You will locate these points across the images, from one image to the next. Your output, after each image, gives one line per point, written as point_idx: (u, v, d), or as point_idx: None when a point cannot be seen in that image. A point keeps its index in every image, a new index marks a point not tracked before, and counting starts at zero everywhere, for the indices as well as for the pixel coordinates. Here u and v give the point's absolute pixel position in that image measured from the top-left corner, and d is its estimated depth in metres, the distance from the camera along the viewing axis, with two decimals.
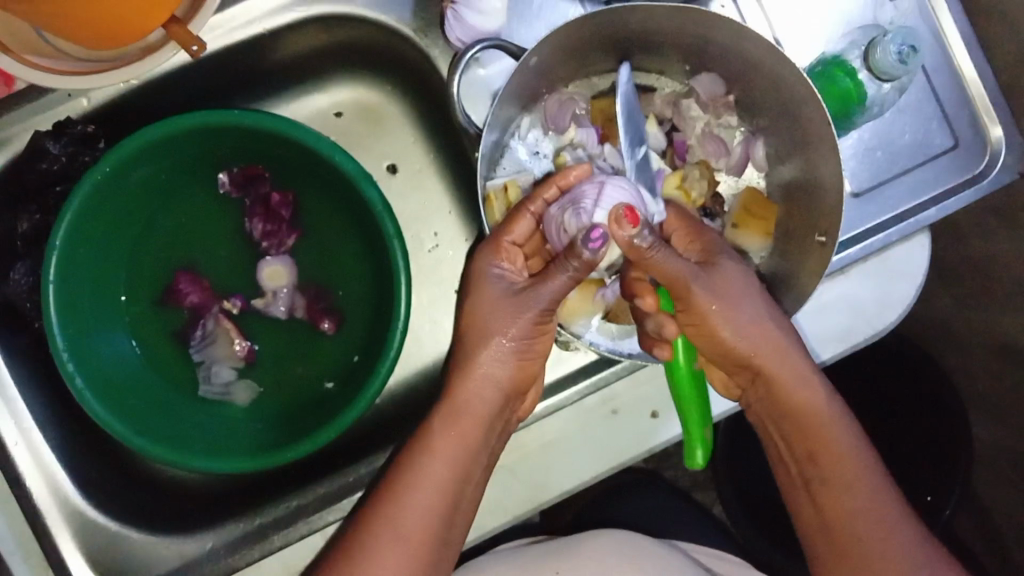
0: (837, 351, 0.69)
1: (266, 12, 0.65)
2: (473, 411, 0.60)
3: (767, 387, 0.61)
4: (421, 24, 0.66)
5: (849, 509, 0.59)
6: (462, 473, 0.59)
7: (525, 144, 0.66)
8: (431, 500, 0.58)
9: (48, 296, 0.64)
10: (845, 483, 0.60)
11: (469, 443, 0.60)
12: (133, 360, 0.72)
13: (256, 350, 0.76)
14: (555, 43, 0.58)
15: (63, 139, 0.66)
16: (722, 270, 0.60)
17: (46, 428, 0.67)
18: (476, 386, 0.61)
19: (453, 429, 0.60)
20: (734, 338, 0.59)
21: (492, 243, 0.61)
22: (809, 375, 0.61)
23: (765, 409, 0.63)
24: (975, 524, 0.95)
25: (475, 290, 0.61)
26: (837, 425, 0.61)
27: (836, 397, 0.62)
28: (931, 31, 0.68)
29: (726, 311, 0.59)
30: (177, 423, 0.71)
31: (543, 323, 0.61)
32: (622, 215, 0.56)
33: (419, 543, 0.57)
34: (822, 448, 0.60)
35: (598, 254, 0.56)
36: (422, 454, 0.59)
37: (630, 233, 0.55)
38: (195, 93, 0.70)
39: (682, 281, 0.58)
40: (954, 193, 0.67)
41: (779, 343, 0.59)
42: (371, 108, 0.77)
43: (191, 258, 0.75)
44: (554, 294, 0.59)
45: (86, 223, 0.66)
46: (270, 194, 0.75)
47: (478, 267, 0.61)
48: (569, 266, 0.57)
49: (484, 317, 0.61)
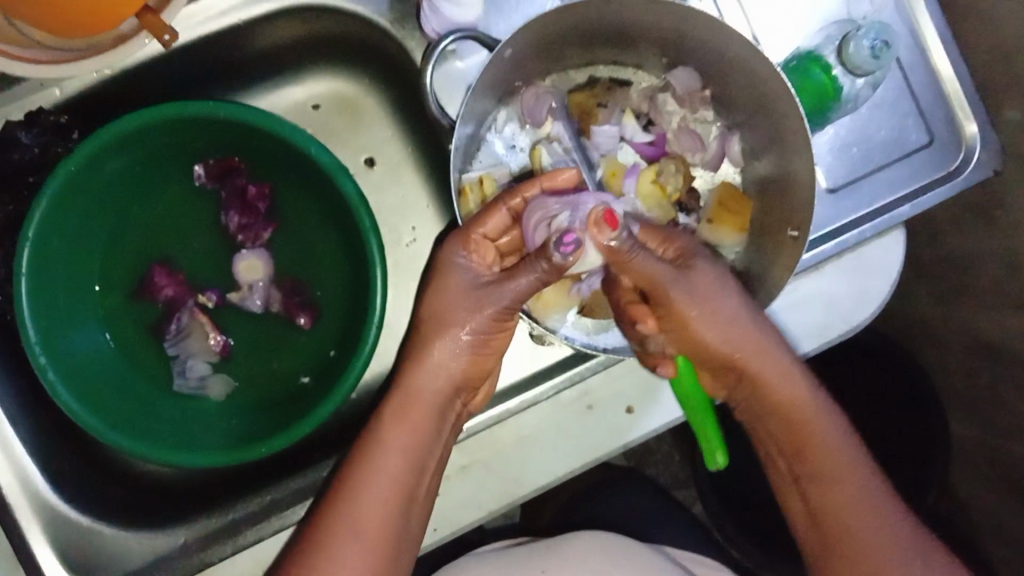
0: (820, 342, 0.69)
1: (242, 2, 0.64)
2: (423, 402, 0.60)
3: (752, 384, 0.61)
4: (398, 16, 0.66)
5: (841, 503, 0.59)
6: (417, 464, 0.59)
7: (502, 138, 0.66)
8: (385, 493, 0.58)
9: (19, 287, 0.63)
10: (834, 477, 0.60)
11: (423, 434, 0.60)
12: (107, 354, 0.72)
13: (232, 345, 0.76)
14: (530, 35, 0.58)
15: (36, 129, 0.65)
16: (698, 272, 0.59)
17: (17, 421, 0.66)
18: (427, 376, 0.60)
19: (405, 420, 0.59)
20: (714, 337, 0.59)
21: (461, 234, 0.60)
22: (793, 371, 0.61)
23: (750, 405, 0.63)
24: (953, 523, 0.95)
25: (436, 280, 0.60)
26: (823, 419, 0.61)
27: (819, 389, 0.62)
28: (908, 28, 0.68)
29: (703, 314, 0.59)
30: (149, 415, 0.70)
31: (504, 319, 0.60)
32: (601, 219, 0.57)
33: (375, 539, 0.57)
34: (807, 445, 0.60)
35: (568, 258, 0.57)
36: (376, 449, 0.59)
37: (608, 238, 0.57)
38: (171, 85, 0.70)
39: (660, 284, 0.59)
40: (929, 190, 0.68)
41: (759, 343, 0.60)
42: (349, 102, 0.76)
43: (166, 251, 0.74)
44: (518, 292, 0.59)
45: (59, 213, 0.65)
46: (247, 186, 0.74)
47: (445, 257, 0.60)
48: (539, 264, 0.57)
49: (443, 307, 0.60)
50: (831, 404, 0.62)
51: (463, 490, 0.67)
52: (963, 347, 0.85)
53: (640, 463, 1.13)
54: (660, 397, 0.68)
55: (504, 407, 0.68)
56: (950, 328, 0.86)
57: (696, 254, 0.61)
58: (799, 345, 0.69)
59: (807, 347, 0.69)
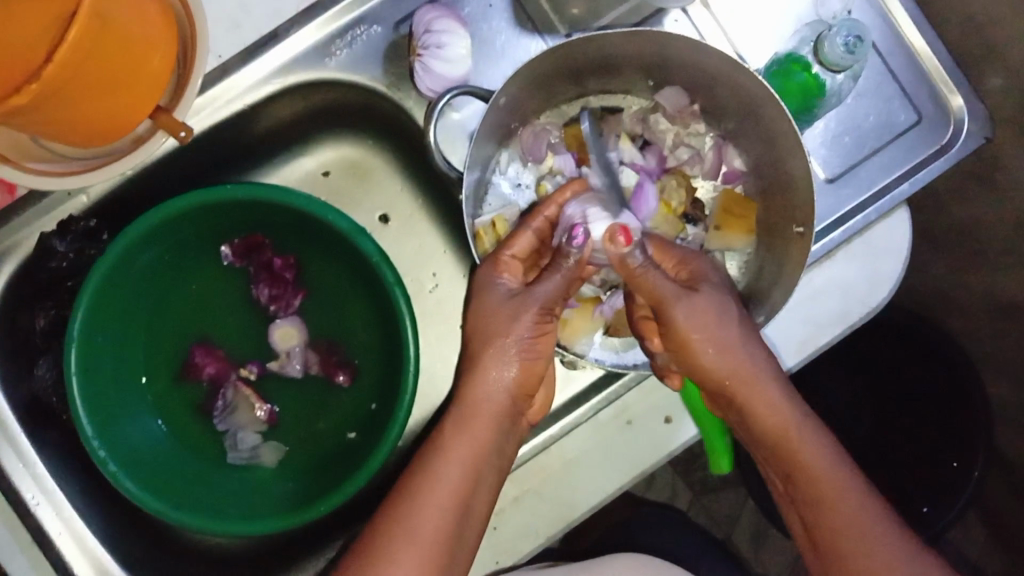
0: (803, 357, 0.71)
1: (247, 88, 0.68)
2: (486, 412, 0.63)
3: (744, 412, 0.61)
4: (393, 80, 0.70)
5: (833, 525, 0.57)
6: (473, 475, 0.61)
7: (507, 178, 0.70)
8: (444, 500, 0.59)
9: (72, 387, 0.66)
10: (823, 501, 0.58)
11: (483, 443, 0.62)
12: (160, 438, 0.75)
13: (278, 412, 0.78)
14: (520, 81, 0.61)
15: (69, 236, 0.69)
16: (704, 295, 0.61)
17: (88, 515, 0.69)
18: (485, 388, 0.63)
19: (465, 431, 0.62)
20: (712, 362, 0.61)
21: (491, 259, 0.64)
22: (780, 399, 0.60)
23: (746, 433, 0.63)
24: (1005, 484, 0.95)
25: (476, 302, 0.64)
26: (808, 439, 0.59)
27: (809, 414, 0.61)
28: (880, 14, 0.70)
29: (704, 338, 0.60)
30: (208, 494, 0.73)
31: (545, 322, 0.63)
32: (617, 233, 0.59)
33: (432, 545, 0.58)
34: (795, 466, 0.59)
35: (583, 248, 0.61)
36: (436, 457, 0.61)
37: (622, 250, 0.59)
38: (190, 176, 0.74)
39: (667, 306, 0.60)
40: (925, 166, 0.70)
41: (752, 370, 0.60)
42: (357, 164, 0.80)
43: (204, 332, 0.77)
44: (550, 293, 0.62)
45: (98, 312, 0.68)
46: (272, 259, 0.77)
47: (482, 279, 0.64)
48: (562, 265, 0.61)
49: (483, 322, 0.63)
50: (824, 429, 0.61)
51: (520, 520, 0.69)
52: (985, 308, 0.86)
53: (686, 467, 1.13)
54: None
55: (547, 435, 0.71)
56: (969, 292, 0.87)
57: (705, 277, 0.62)
58: (785, 362, 0.70)
59: (791, 363, 0.71)
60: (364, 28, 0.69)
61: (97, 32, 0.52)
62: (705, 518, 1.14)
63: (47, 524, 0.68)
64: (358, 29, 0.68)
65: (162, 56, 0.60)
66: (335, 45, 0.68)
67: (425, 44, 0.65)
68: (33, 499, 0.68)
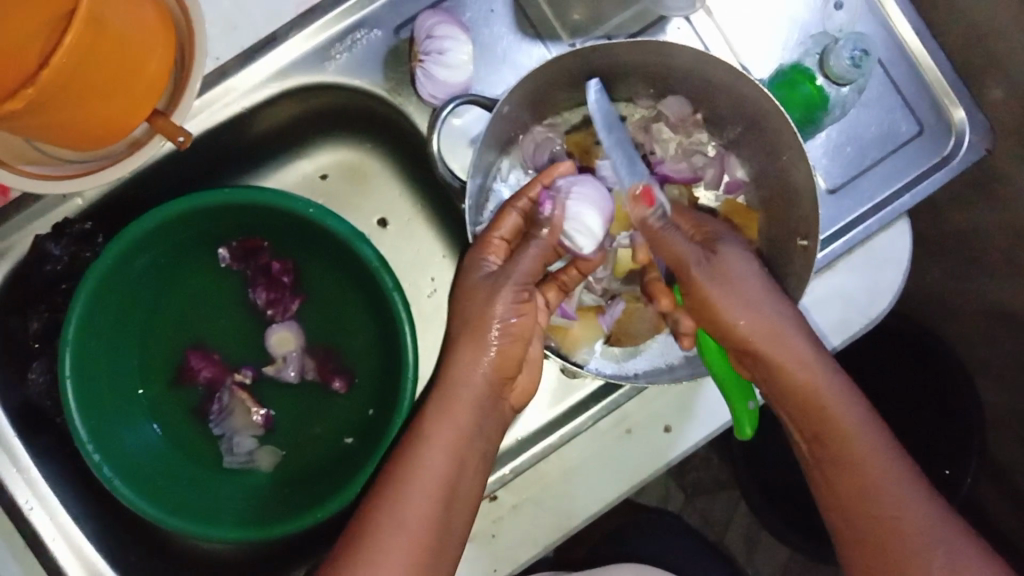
0: (846, 336, 0.70)
1: (244, 91, 0.67)
2: (469, 403, 0.62)
3: (769, 372, 0.60)
4: (393, 84, 0.69)
5: (861, 486, 0.57)
6: (455, 463, 0.60)
7: (507, 185, 0.70)
8: (442, 502, 0.59)
9: (67, 391, 0.65)
10: (855, 461, 0.57)
11: (466, 433, 0.61)
12: (156, 444, 0.74)
13: (274, 417, 0.78)
14: (523, 91, 0.61)
15: (63, 239, 0.69)
16: (722, 255, 0.62)
17: (82, 521, 0.69)
18: (485, 385, 0.62)
19: (451, 431, 0.61)
20: (735, 318, 0.59)
21: (479, 241, 0.63)
22: (810, 358, 0.59)
23: (773, 393, 0.61)
24: (997, 490, 0.94)
25: (461, 283, 0.64)
26: (841, 400, 0.59)
27: (838, 373, 0.60)
28: (882, 26, 0.71)
29: (724, 295, 0.60)
30: (202, 499, 0.72)
31: (524, 300, 0.63)
32: (638, 195, 0.63)
33: (424, 540, 0.57)
34: (828, 428, 0.58)
35: (553, 215, 0.63)
36: (423, 449, 0.60)
37: (644, 213, 0.63)
38: (188, 178, 0.73)
39: (684, 264, 0.61)
40: (926, 177, 0.70)
41: (778, 329, 0.59)
42: (354, 167, 0.79)
43: (199, 336, 0.77)
44: (525, 271, 0.62)
45: (95, 314, 0.68)
46: (271, 264, 0.77)
47: (469, 263, 0.63)
48: (534, 237, 0.63)
49: (466, 305, 0.63)
50: (851, 387, 0.60)
51: (516, 529, 0.69)
52: (976, 316, 0.86)
53: (680, 468, 1.13)
54: (693, 413, 0.70)
55: (547, 444, 0.71)
56: (960, 300, 0.87)
57: (722, 237, 0.63)
58: (827, 340, 0.70)
59: (835, 342, 0.70)
60: (364, 32, 0.68)
61: (96, 36, 0.51)
62: (699, 521, 1.14)
63: (40, 529, 0.67)
64: (358, 33, 0.68)
65: (161, 58, 0.59)
66: (335, 49, 0.68)
67: (427, 50, 0.65)
68: (26, 504, 0.67)
